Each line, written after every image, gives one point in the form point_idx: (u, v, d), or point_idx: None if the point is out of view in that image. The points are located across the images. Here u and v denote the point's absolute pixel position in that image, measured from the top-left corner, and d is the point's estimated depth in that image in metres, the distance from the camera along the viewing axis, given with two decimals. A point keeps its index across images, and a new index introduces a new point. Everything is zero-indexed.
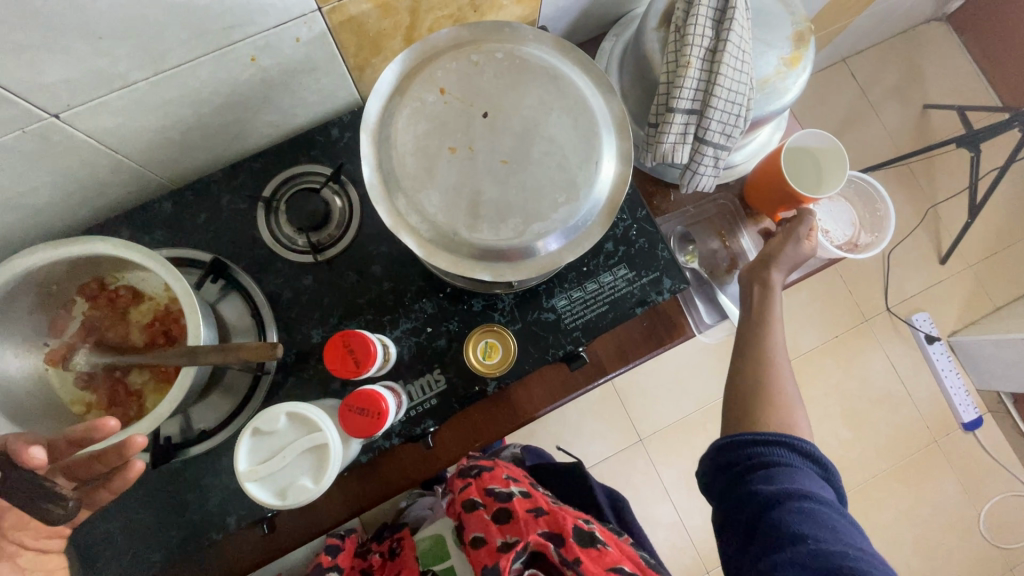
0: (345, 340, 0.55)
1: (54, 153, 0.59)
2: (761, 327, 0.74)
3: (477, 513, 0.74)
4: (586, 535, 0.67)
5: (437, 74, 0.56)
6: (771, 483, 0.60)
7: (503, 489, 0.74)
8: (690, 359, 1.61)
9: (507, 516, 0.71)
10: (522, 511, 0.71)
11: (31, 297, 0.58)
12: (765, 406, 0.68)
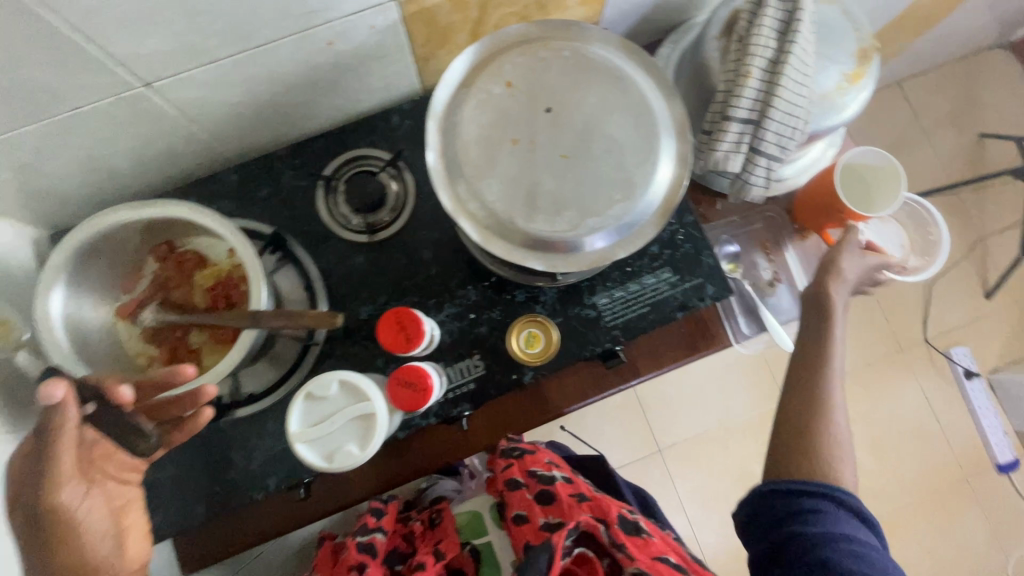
0: (398, 317, 0.57)
1: (139, 120, 0.63)
2: (817, 353, 0.72)
3: (519, 493, 0.75)
4: (631, 523, 0.70)
5: (504, 67, 0.58)
6: (817, 524, 0.61)
7: (546, 473, 0.75)
8: (717, 373, 1.60)
9: (550, 497, 0.72)
10: (565, 494, 0.72)
11: (109, 253, 0.63)
12: (812, 453, 0.67)
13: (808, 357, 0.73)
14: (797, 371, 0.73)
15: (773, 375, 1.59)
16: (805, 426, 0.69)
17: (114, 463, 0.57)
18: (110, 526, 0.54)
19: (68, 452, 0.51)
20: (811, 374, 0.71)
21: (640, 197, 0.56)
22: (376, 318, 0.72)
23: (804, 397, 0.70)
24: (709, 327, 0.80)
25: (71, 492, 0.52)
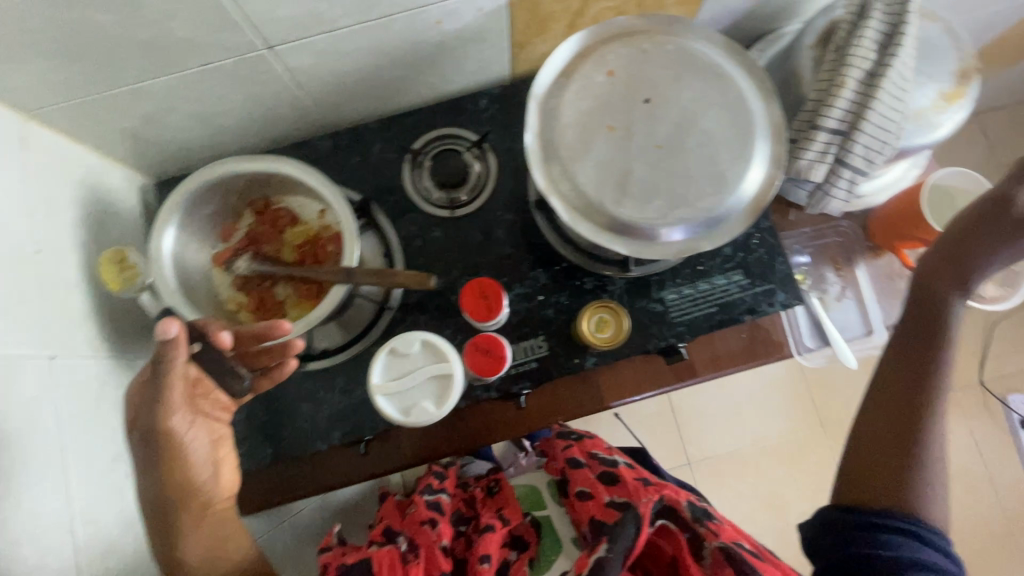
0: (480, 287, 0.59)
1: (255, 81, 0.67)
2: (925, 366, 0.64)
3: (582, 472, 0.85)
4: (702, 508, 0.73)
5: (607, 56, 0.60)
6: (892, 548, 0.57)
7: (608, 457, 0.84)
8: (760, 392, 1.57)
9: (613, 478, 0.80)
10: (628, 477, 0.79)
11: (216, 202, 0.67)
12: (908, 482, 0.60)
13: (908, 362, 0.65)
14: (894, 376, 0.65)
15: (815, 401, 1.56)
16: (893, 442, 0.62)
17: (211, 400, 0.60)
18: (208, 456, 0.59)
19: (177, 383, 0.54)
20: (911, 383, 0.64)
21: (728, 193, 0.57)
22: (448, 291, 0.75)
23: (898, 406, 0.64)
24: (772, 338, 0.81)
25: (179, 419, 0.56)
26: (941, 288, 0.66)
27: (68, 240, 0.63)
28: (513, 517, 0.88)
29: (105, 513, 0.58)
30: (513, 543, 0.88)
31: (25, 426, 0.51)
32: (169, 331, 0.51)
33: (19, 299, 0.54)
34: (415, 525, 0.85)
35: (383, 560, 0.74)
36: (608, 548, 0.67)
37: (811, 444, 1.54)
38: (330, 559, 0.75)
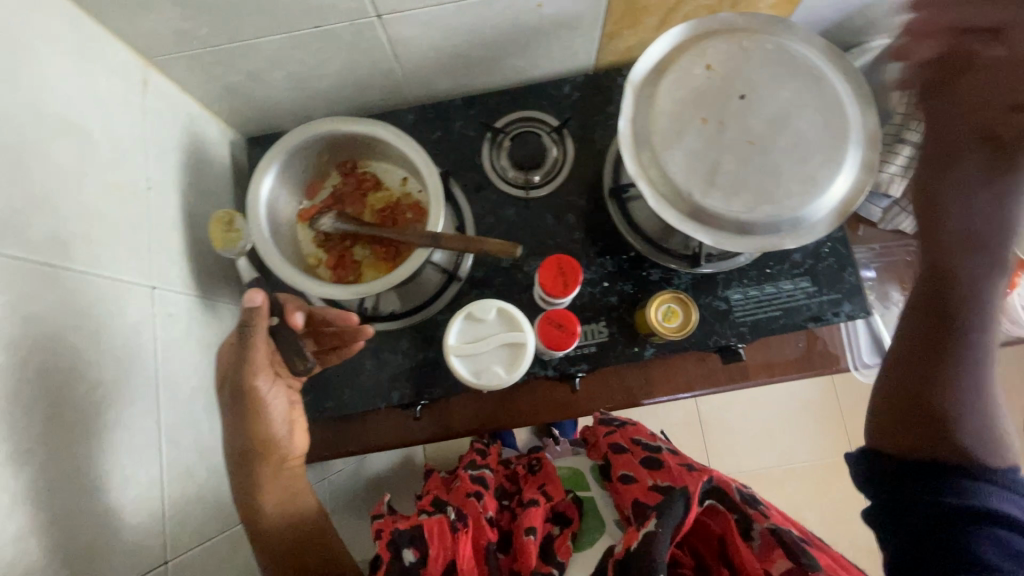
0: (560, 263, 0.61)
1: (358, 48, 0.69)
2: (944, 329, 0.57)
3: (625, 457, 0.89)
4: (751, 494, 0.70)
5: (707, 50, 0.61)
6: (963, 496, 0.51)
7: (650, 441, 0.89)
8: (789, 411, 1.55)
9: (658, 463, 0.84)
10: (672, 461, 0.83)
11: (309, 159, 0.70)
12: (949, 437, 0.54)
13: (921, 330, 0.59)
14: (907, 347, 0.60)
15: (846, 427, 1.54)
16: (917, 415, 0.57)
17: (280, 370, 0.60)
18: (285, 416, 0.59)
19: (260, 345, 0.54)
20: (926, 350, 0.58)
21: (816, 195, 0.58)
22: (516, 268, 0.77)
23: (913, 375, 0.58)
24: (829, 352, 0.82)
25: (261, 380, 0.56)
26: (962, 248, 0.57)
27: (173, 181, 0.66)
28: (555, 495, 0.92)
29: (186, 440, 0.60)
30: (555, 519, 0.90)
31: (130, 348, 0.54)
32: (256, 300, 0.53)
33: (133, 230, 0.57)
34: (463, 496, 0.90)
35: (433, 528, 0.77)
36: (658, 524, 0.62)
37: (838, 469, 1.52)
38: (383, 526, 0.77)
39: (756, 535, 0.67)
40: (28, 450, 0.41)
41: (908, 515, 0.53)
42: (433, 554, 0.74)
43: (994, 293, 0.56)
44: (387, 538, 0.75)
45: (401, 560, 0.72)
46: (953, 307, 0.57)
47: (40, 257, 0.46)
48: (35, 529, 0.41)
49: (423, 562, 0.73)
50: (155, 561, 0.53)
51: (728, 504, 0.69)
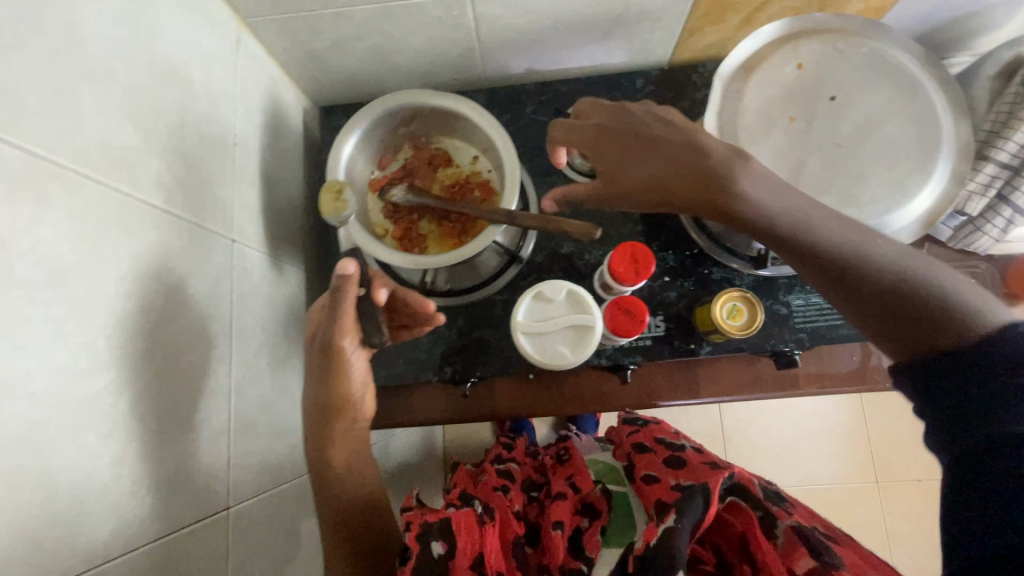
0: (633, 251, 0.61)
1: (444, 25, 0.70)
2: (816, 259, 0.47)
3: (648, 456, 0.88)
4: (775, 493, 0.67)
5: (800, 49, 0.60)
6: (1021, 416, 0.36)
7: (673, 441, 0.89)
8: (815, 434, 1.51)
9: (680, 463, 0.83)
10: (696, 461, 0.82)
11: (386, 131, 0.71)
12: (912, 330, 0.43)
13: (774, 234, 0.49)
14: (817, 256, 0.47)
15: (872, 454, 1.51)
16: (901, 312, 0.43)
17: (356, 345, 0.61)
18: (362, 378, 0.62)
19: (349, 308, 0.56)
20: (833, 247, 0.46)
21: (904, 201, 0.57)
22: (575, 256, 0.77)
23: (855, 300, 0.46)
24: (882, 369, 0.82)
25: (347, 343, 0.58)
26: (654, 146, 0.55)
27: (254, 140, 0.67)
28: (586, 486, 0.87)
29: (250, 394, 0.61)
30: (585, 507, 0.85)
31: (211, 296, 0.55)
32: (349, 270, 0.53)
33: (220, 182, 0.59)
34: (494, 487, 0.87)
35: (462, 518, 0.61)
36: (676, 518, 0.59)
37: (860, 495, 1.49)
38: (410, 517, 0.62)
39: (779, 533, 0.61)
40: (124, 381, 0.42)
41: (963, 443, 0.38)
42: (463, 548, 0.58)
43: (752, 172, 0.49)
44: (416, 528, 0.59)
45: (428, 553, 0.57)
46: (767, 223, 0.48)
47: (145, 198, 0.47)
48: (125, 457, 0.42)
49: (453, 557, 0.57)
50: (218, 506, 0.54)
51: (751, 501, 0.64)
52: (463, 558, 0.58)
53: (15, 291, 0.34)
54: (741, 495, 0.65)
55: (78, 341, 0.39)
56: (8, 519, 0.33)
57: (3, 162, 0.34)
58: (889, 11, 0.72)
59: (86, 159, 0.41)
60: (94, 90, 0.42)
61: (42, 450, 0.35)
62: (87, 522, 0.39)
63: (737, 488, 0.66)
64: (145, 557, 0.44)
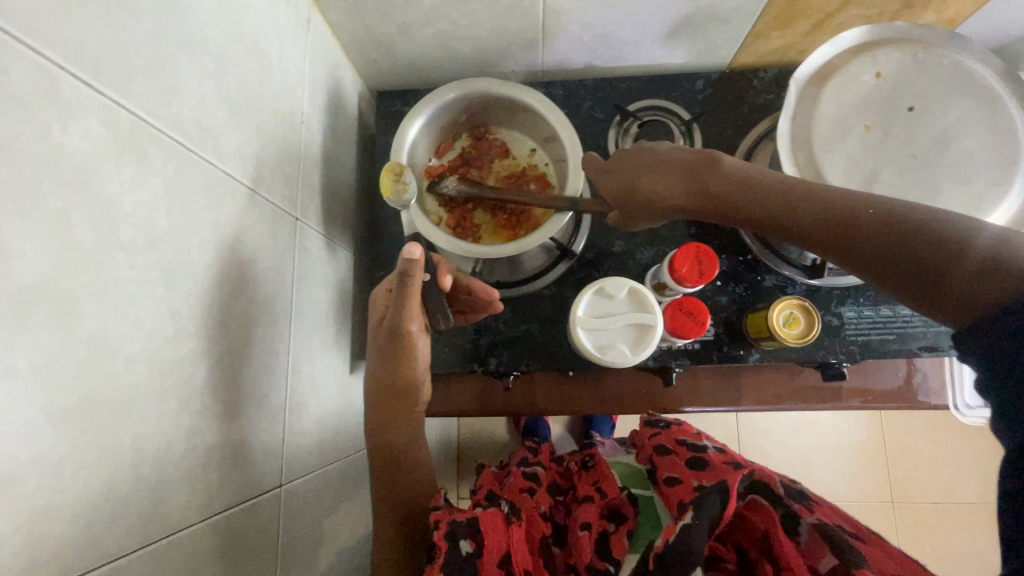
0: (696, 251, 0.61)
1: (511, 16, 0.69)
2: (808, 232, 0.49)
3: (668, 457, 0.72)
4: (798, 491, 0.63)
5: (879, 57, 0.59)
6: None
7: (696, 442, 0.73)
8: (831, 451, 1.39)
9: (703, 464, 0.68)
10: (718, 460, 0.68)
11: (448, 119, 0.71)
12: (924, 278, 0.43)
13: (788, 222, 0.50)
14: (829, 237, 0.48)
15: (889, 473, 1.38)
16: (941, 269, 0.42)
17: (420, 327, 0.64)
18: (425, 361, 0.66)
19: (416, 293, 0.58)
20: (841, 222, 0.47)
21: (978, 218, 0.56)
22: (627, 255, 0.76)
23: (862, 261, 0.46)
24: (928, 387, 0.81)
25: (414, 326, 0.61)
26: (648, 157, 0.57)
27: (318, 120, 0.67)
28: (611, 491, 0.74)
29: (304, 374, 0.61)
30: (611, 515, 0.71)
31: (277, 273, 0.55)
32: (415, 252, 0.53)
33: (288, 160, 0.58)
34: (514, 490, 0.76)
35: (490, 517, 0.60)
36: (694, 517, 0.56)
37: (876, 516, 1.36)
38: (437, 516, 0.60)
39: (803, 532, 0.57)
40: (202, 351, 0.42)
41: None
42: (490, 545, 0.57)
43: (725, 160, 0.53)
44: (441, 527, 0.58)
45: (456, 550, 0.57)
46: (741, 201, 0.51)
47: (227, 169, 0.46)
48: (199, 427, 0.42)
49: (480, 555, 0.56)
50: (272, 484, 0.53)
51: (772, 499, 0.61)
52: (490, 555, 0.56)
53: (120, 253, 0.34)
54: (764, 493, 0.62)
55: (167, 308, 0.38)
56: (105, 481, 0.33)
57: (114, 123, 0.34)
58: (962, 24, 0.71)
59: (182, 126, 0.40)
60: (191, 56, 0.42)
61: (134, 414, 0.35)
62: (166, 490, 0.38)
63: (758, 485, 0.63)
64: (211, 529, 0.44)
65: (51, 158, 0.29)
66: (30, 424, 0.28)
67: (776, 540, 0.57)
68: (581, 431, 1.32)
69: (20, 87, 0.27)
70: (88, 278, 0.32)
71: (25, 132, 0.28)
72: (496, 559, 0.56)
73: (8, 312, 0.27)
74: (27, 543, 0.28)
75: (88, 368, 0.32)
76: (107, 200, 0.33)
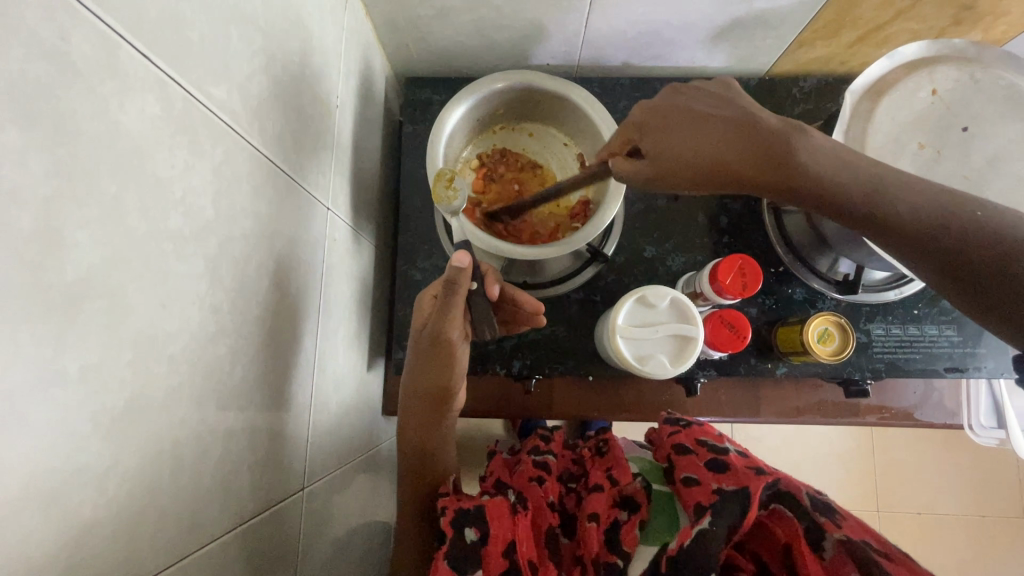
0: (740, 263, 0.60)
1: (558, 8, 0.67)
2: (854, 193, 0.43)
3: (685, 458, 0.61)
4: (825, 500, 0.52)
5: (936, 75, 0.58)
6: None
7: (718, 443, 0.61)
8: (823, 460, 1.31)
9: (723, 466, 0.57)
10: (741, 464, 0.57)
11: (489, 110, 0.68)
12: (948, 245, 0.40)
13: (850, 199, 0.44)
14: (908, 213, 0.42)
15: (876, 481, 1.32)
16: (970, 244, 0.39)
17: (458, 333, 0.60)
18: (463, 370, 0.64)
19: (461, 297, 0.55)
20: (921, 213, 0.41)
21: None
22: (657, 261, 0.75)
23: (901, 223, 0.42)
24: (943, 407, 0.81)
25: (456, 333, 0.59)
26: (697, 120, 0.50)
27: (349, 104, 0.63)
28: (623, 478, 0.62)
29: (328, 370, 0.59)
30: (623, 504, 0.60)
31: (310, 265, 0.52)
32: (463, 263, 0.52)
33: (323, 144, 0.55)
34: (520, 481, 0.65)
35: (498, 507, 0.56)
36: (709, 521, 0.50)
37: None
38: (446, 503, 0.59)
39: (827, 546, 0.48)
40: (239, 348, 0.39)
41: None
42: (497, 534, 0.53)
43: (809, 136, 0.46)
44: (451, 515, 0.56)
45: (461, 539, 0.54)
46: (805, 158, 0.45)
47: (269, 154, 0.43)
48: (234, 430, 0.39)
49: (487, 544, 0.53)
50: (296, 487, 0.50)
51: (796, 508, 0.51)
52: (497, 546, 0.53)
53: (168, 243, 0.31)
54: (786, 501, 0.52)
55: (209, 303, 0.35)
56: (146, 490, 0.30)
57: (168, 101, 0.31)
58: (1007, 44, 0.70)
59: (229, 107, 0.37)
60: (240, 29, 0.38)
61: (176, 417, 0.33)
62: (200, 500, 0.36)
63: (779, 493, 0.52)
64: (240, 537, 0.40)
65: (107, 140, 0.26)
66: (75, 435, 0.25)
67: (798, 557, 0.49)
68: (573, 429, 1.06)
69: (78, 56, 0.25)
70: (138, 271, 0.29)
71: (82, 106, 0.25)
72: (502, 549, 0.52)
73: (60, 309, 0.24)
74: (73, 559, 0.26)
75: (134, 370, 0.29)
76: (158, 184, 0.30)
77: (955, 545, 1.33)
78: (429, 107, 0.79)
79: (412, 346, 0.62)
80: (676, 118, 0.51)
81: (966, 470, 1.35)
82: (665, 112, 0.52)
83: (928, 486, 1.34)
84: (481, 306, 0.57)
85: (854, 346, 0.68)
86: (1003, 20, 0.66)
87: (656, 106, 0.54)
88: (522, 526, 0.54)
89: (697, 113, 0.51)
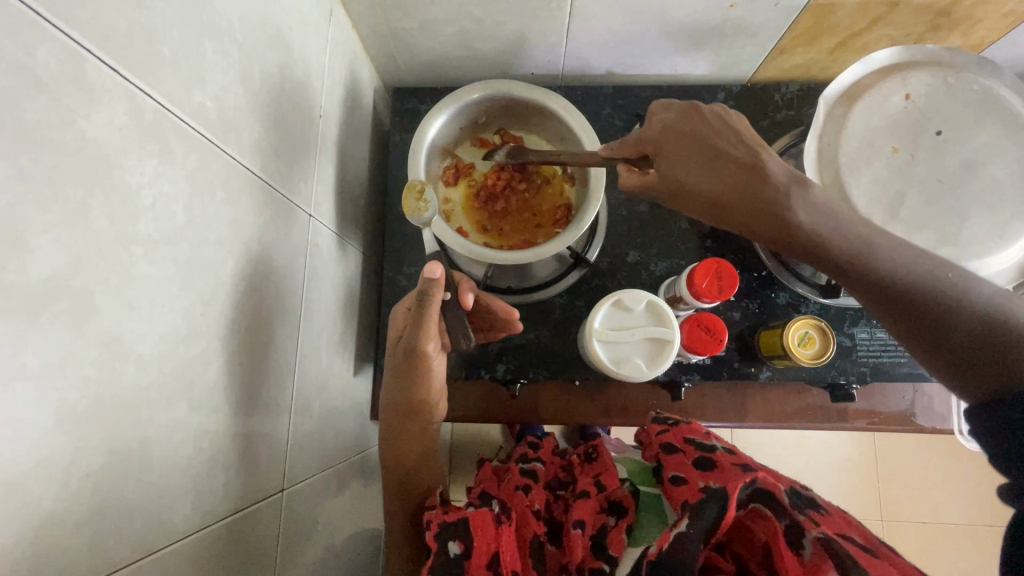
0: (716, 268, 0.60)
1: (538, 19, 0.68)
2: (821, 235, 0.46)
3: (673, 457, 0.61)
4: (807, 497, 0.52)
5: (909, 79, 0.59)
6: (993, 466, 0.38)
7: (705, 441, 0.61)
8: (823, 468, 1.29)
9: (708, 464, 0.58)
10: (726, 462, 0.57)
11: (472, 119, 0.70)
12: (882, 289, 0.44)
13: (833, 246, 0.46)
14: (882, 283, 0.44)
15: (877, 491, 1.31)
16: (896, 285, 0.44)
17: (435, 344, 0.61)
18: (441, 379, 0.65)
19: (435, 312, 0.56)
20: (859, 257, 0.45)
21: (996, 247, 0.57)
22: (641, 266, 0.76)
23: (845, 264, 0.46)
24: (933, 411, 0.80)
25: (432, 346, 0.60)
26: (707, 152, 0.50)
27: (334, 114, 0.65)
28: (610, 483, 0.63)
29: (309, 374, 0.60)
30: (610, 509, 0.60)
31: (290, 270, 0.53)
32: (437, 274, 0.52)
33: (305, 154, 0.57)
34: (507, 489, 0.66)
35: (480, 516, 0.56)
36: (688, 524, 0.49)
37: None
38: (431, 515, 0.58)
39: (805, 545, 0.47)
40: (213, 350, 0.41)
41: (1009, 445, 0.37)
42: (479, 546, 0.53)
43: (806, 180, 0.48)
44: (434, 528, 0.57)
45: (445, 553, 0.54)
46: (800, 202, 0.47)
47: (247, 162, 0.45)
48: (206, 429, 0.40)
49: (469, 556, 0.53)
50: (274, 488, 0.51)
51: (775, 507, 0.50)
52: (480, 557, 0.53)
53: (138, 248, 0.33)
54: (765, 500, 0.51)
55: (181, 305, 0.37)
56: (111, 487, 0.32)
57: (137, 112, 0.32)
58: (987, 49, 0.71)
59: (205, 118, 0.39)
60: (216, 44, 0.40)
61: (144, 416, 0.34)
62: (170, 497, 0.37)
63: (760, 492, 0.52)
64: (211, 535, 0.41)
65: (72, 148, 0.28)
66: (38, 428, 0.27)
67: (776, 557, 0.48)
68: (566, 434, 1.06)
69: (44, 71, 0.26)
70: (104, 273, 0.30)
71: (48, 117, 0.26)
72: (485, 560, 0.52)
73: (24, 307, 0.26)
74: (35, 549, 0.27)
75: (99, 368, 0.30)
76: (126, 190, 0.32)
77: (960, 558, 1.31)
78: (416, 117, 0.81)
79: (393, 354, 0.64)
80: (692, 147, 0.51)
81: (969, 480, 1.33)
82: (674, 142, 0.52)
83: (930, 496, 1.32)
84: (455, 315, 0.58)
85: (835, 349, 0.68)
86: (980, 25, 0.67)
87: (673, 126, 0.53)
88: (506, 535, 0.54)
89: (708, 145, 0.51)
